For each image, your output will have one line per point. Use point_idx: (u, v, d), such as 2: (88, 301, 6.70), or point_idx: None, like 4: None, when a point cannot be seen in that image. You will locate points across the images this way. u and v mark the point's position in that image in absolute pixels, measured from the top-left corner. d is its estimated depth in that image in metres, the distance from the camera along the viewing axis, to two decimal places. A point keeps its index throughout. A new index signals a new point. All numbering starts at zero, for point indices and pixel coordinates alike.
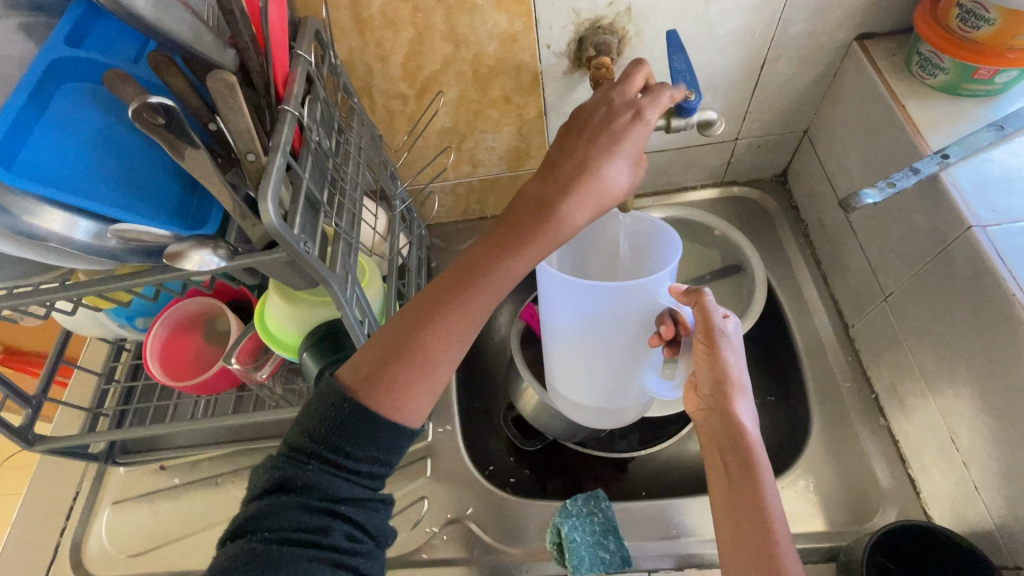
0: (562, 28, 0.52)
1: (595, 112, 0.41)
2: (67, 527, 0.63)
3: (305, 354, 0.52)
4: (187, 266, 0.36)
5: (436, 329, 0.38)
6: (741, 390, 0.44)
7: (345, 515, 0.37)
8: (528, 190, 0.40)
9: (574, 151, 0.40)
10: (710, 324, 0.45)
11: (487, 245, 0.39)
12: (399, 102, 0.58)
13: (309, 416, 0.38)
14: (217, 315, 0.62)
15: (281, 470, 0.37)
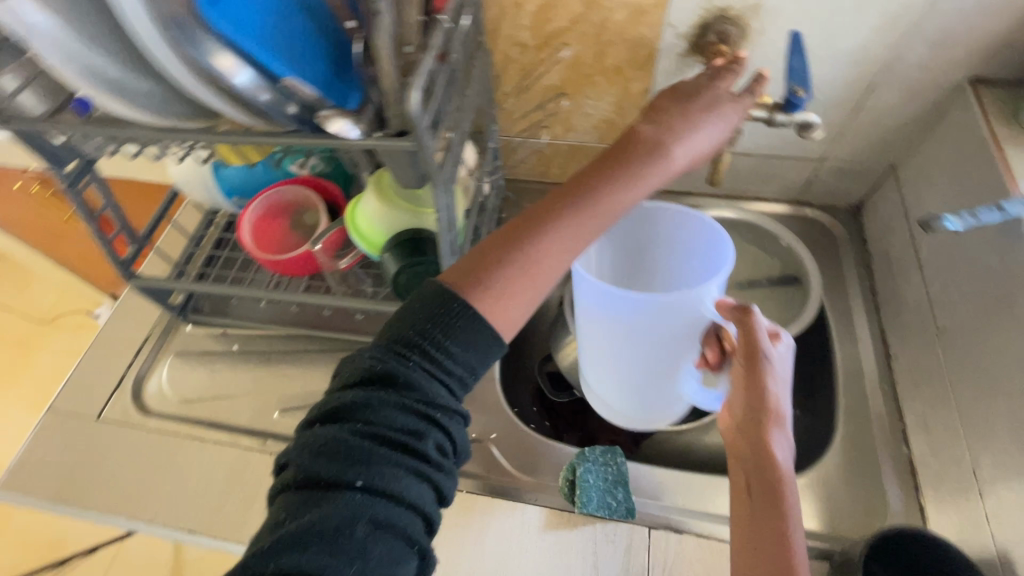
0: (690, 11, 0.54)
1: (691, 93, 0.49)
2: (133, 366, 0.69)
3: (387, 254, 0.56)
4: (330, 128, 0.42)
5: (535, 252, 0.42)
6: (779, 427, 0.45)
7: (436, 423, 0.38)
8: (632, 144, 0.46)
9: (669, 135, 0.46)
10: (754, 348, 0.45)
11: (584, 195, 0.44)
12: (518, 50, 0.61)
13: (416, 313, 0.40)
14: (306, 208, 0.67)
15: (382, 364, 0.38)
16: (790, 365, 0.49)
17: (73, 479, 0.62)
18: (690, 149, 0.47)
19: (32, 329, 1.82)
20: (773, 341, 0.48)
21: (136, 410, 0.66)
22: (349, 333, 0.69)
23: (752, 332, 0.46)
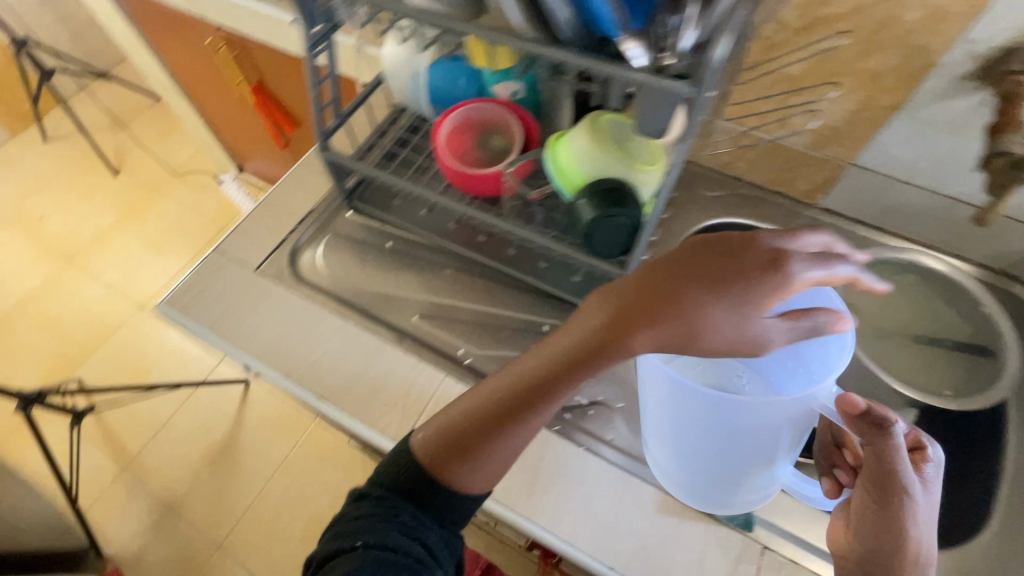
0: (1001, 30, 0.48)
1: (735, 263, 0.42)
2: (294, 232, 0.73)
3: (583, 200, 0.55)
4: (623, 48, 0.41)
5: (494, 437, 0.46)
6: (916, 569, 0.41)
7: (416, 508, 0.47)
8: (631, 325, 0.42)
9: (701, 289, 0.41)
10: (891, 479, 0.41)
11: (576, 347, 0.44)
12: (772, 29, 0.57)
13: (387, 469, 0.49)
14: (498, 134, 0.67)
15: (364, 490, 0.49)
16: (937, 489, 0.43)
17: (228, 317, 0.66)
18: (728, 317, 0.40)
19: (163, 178, 1.98)
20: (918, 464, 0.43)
21: (290, 273, 0.70)
22: (501, 264, 0.69)
23: (888, 459, 0.41)
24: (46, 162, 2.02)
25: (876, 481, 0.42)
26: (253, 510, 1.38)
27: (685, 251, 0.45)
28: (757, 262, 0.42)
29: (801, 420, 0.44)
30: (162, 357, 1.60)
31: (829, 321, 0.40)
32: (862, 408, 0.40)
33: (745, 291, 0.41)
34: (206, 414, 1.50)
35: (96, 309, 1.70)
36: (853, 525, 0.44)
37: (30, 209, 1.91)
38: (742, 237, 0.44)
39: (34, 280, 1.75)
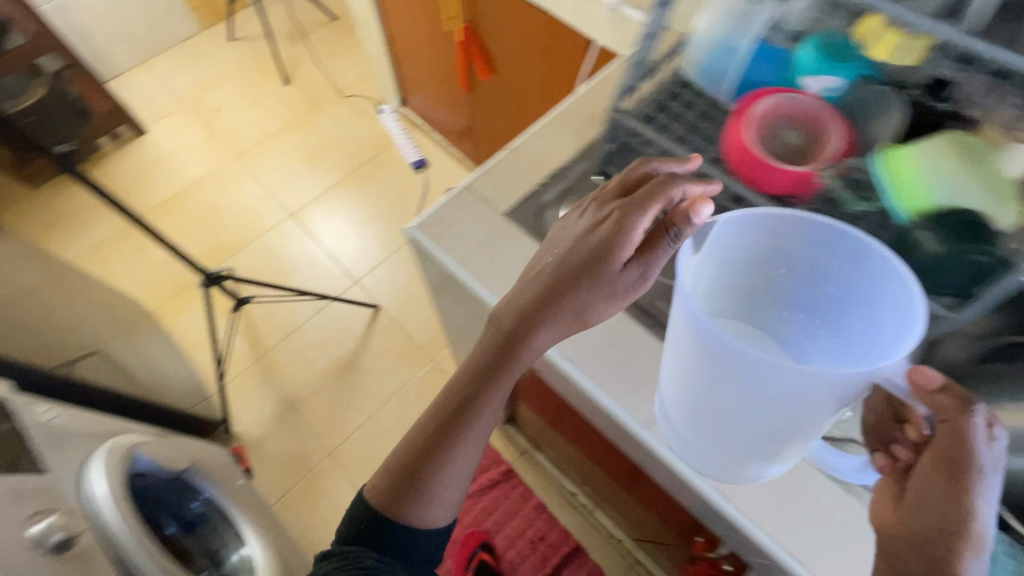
0: None
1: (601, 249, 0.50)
2: (544, 184, 0.72)
3: (924, 234, 0.51)
4: None
5: (441, 457, 0.56)
6: (972, 559, 0.39)
7: (376, 556, 0.57)
8: (522, 332, 0.53)
9: (577, 283, 0.51)
10: (964, 461, 0.39)
11: (488, 370, 0.55)
12: None
13: (353, 522, 0.60)
14: (801, 133, 0.61)
15: (333, 549, 0.60)
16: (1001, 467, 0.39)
17: (476, 255, 0.66)
18: (598, 294, 0.51)
19: (327, 94, 2.04)
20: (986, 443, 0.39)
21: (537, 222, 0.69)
22: None
23: (961, 439, 0.39)
24: (228, 60, 2.15)
25: (942, 464, 0.40)
26: (364, 430, 1.44)
27: (557, 249, 0.54)
28: (599, 240, 0.50)
29: (856, 395, 0.43)
30: (304, 266, 1.69)
31: (681, 228, 0.46)
32: (930, 377, 0.38)
33: (596, 268, 0.50)
34: (336, 329, 1.57)
35: (253, 207, 1.81)
36: (907, 508, 0.43)
37: (209, 100, 2.04)
38: (594, 221, 0.52)
39: (203, 168, 1.88)
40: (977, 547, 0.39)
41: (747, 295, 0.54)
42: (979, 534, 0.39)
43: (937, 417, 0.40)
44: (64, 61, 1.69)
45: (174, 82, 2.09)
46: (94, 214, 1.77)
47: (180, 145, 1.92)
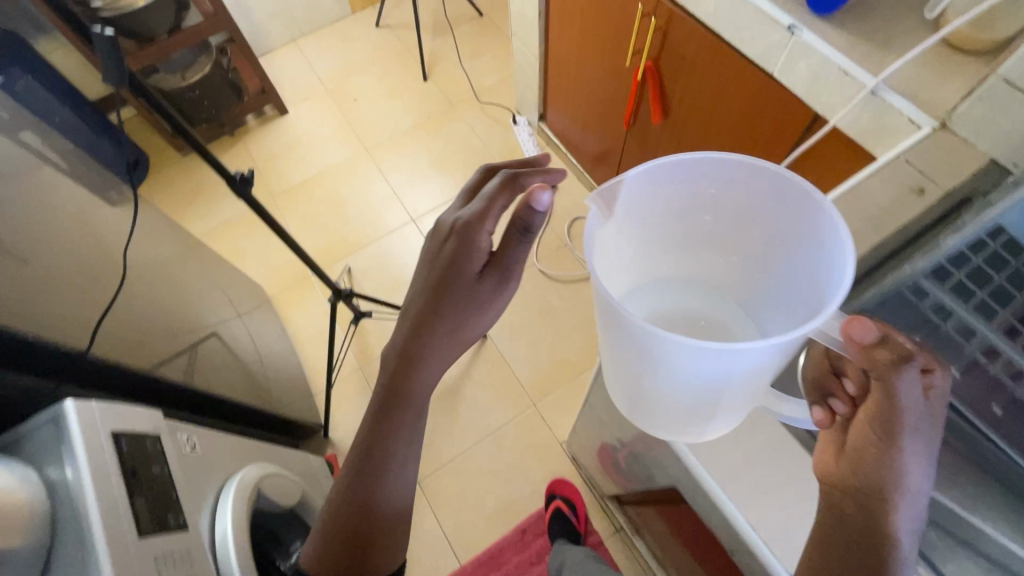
0: None
1: (462, 274, 0.57)
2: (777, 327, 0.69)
3: None
4: None
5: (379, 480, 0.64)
6: (901, 497, 0.51)
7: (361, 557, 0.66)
8: (413, 362, 0.61)
9: (451, 304, 0.58)
10: (892, 406, 0.48)
11: (405, 389, 0.62)
12: None
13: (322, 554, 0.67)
14: None
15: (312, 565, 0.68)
16: (933, 401, 0.49)
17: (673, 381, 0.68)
18: (468, 307, 0.58)
19: (464, 95, 1.98)
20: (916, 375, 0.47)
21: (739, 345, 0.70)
22: None
23: (890, 385, 0.47)
24: (373, 47, 2.14)
25: (884, 418, 0.49)
26: (455, 465, 1.37)
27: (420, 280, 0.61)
28: (451, 260, 0.58)
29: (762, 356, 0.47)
30: None
31: (525, 220, 0.52)
32: (871, 334, 0.42)
33: (461, 293, 0.58)
34: None
35: (377, 206, 1.79)
36: (849, 460, 0.53)
37: (350, 87, 2.04)
38: (440, 244, 0.59)
39: (336, 157, 1.89)
40: (902, 484, 0.51)
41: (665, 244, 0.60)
42: (902, 471, 0.50)
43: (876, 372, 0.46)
44: (226, 36, 1.78)
45: (319, 64, 2.11)
46: (232, 191, 1.83)
47: (317, 131, 1.94)
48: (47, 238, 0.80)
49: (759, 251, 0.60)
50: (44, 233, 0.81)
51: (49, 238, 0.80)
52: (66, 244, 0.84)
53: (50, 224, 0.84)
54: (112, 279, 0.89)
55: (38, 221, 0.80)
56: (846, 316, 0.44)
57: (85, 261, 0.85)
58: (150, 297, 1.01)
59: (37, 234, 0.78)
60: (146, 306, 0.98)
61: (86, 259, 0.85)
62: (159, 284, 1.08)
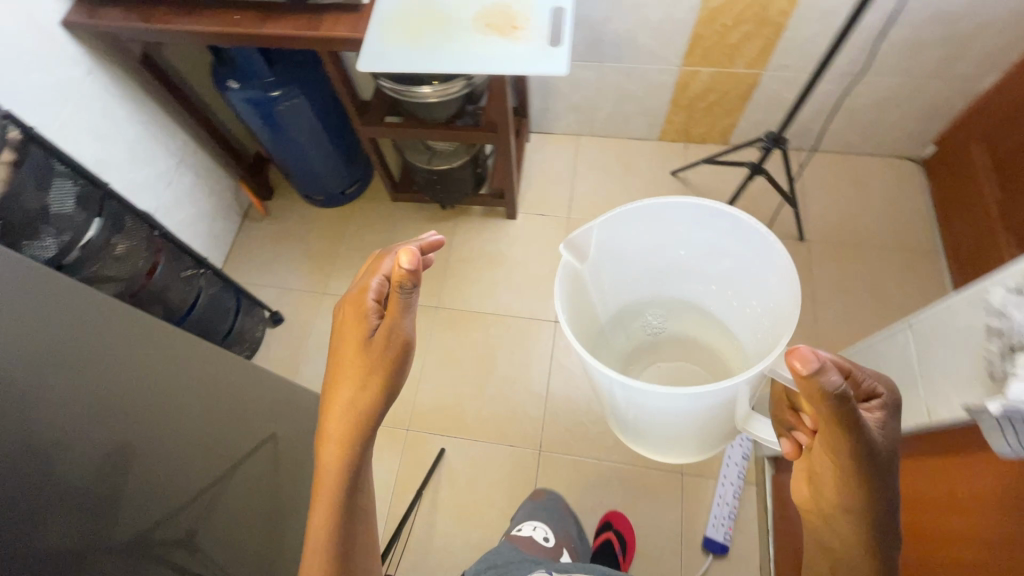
0: None
1: (372, 356, 0.69)
2: None
3: None
4: None
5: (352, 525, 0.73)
6: (878, 522, 0.63)
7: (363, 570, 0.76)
8: (333, 434, 0.70)
9: (378, 368, 0.69)
10: (846, 421, 0.56)
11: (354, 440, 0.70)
12: None
13: None
14: None
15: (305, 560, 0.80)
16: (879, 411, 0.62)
17: None
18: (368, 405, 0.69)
19: None
20: (869, 408, 0.63)
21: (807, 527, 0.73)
22: None
23: (839, 405, 0.55)
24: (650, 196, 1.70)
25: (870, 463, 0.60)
26: None
27: (336, 360, 0.71)
28: (353, 333, 0.70)
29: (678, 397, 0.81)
30: (497, 522, 1.32)
31: (411, 287, 0.64)
32: (815, 364, 0.52)
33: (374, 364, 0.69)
34: None
35: (519, 400, 1.45)
36: (820, 469, 0.65)
37: None
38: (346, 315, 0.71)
39: (523, 307, 1.57)
40: (879, 511, 0.62)
41: (648, 275, 1.08)
42: (874, 494, 0.62)
43: (812, 398, 0.56)
44: (489, 147, 1.54)
45: (581, 179, 1.75)
46: None
47: (526, 262, 1.63)
48: (149, 435, 0.78)
49: (721, 275, 1.03)
50: (103, 394, 0.73)
51: (102, 396, 0.72)
52: (169, 448, 0.81)
53: (156, 393, 0.82)
54: (204, 473, 0.88)
55: (104, 372, 0.74)
56: (789, 348, 0.54)
57: (125, 431, 0.74)
58: (228, 436, 0.96)
59: (88, 401, 0.70)
60: (203, 464, 0.88)
61: (140, 419, 0.77)
62: (243, 411, 1.02)
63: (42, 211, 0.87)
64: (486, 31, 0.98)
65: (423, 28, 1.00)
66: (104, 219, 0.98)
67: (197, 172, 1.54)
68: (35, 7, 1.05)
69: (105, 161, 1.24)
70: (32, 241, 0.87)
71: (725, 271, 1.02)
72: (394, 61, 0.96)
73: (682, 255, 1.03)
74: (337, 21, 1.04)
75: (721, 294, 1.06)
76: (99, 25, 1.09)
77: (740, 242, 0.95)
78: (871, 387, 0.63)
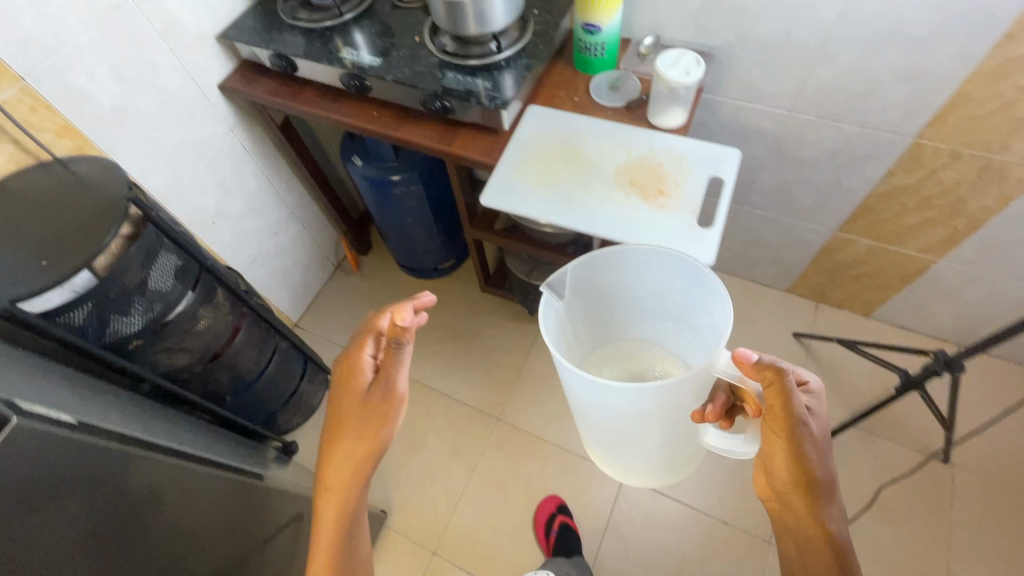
0: None
1: (369, 409, 0.75)
2: None
3: None
4: None
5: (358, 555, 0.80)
6: (815, 485, 0.68)
7: None
8: (340, 480, 0.76)
9: (372, 421, 0.75)
10: (788, 402, 0.63)
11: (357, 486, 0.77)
12: None
13: None
14: None
15: None
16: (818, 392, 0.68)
17: None
18: (368, 454, 0.76)
19: None
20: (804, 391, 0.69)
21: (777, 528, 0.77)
22: None
23: (783, 386, 0.63)
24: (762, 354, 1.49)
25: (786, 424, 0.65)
26: None
27: (336, 408, 0.77)
28: (353, 387, 0.75)
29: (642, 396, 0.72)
30: None
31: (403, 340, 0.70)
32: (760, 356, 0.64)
33: (372, 412, 0.75)
34: None
35: None
36: (773, 459, 0.70)
37: None
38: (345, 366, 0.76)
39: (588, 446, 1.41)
40: (822, 477, 0.68)
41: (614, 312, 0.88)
42: (815, 462, 0.67)
43: (767, 382, 0.63)
44: None
45: None
46: (475, 373, 1.54)
47: None
48: None
49: (681, 317, 0.83)
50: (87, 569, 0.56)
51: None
52: None
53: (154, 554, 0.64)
54: None
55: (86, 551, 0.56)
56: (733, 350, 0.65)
57: None
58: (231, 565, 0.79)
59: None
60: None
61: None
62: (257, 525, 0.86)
63: (140, 286, 0.85)
64: (628, 189, 0.88)
65: (560, 171, 0.92)
66: (197, 293, 0.97)
67: (304, 222, 1.56)
68: (200, 71, 1.09)
69: (222, 212, 1.27)
70: (122, 316, 0.85)
71: (682, 311, 0.82)
72: (521, 203, 0.89)
73: (642, 296, 0.84)
74: (472, 139, 0.98)
75: (686, 340, 0.85)
76: (251, 94, 1.12)
77: (696, 290, 0.76)
78: (801, 377, 0.69)
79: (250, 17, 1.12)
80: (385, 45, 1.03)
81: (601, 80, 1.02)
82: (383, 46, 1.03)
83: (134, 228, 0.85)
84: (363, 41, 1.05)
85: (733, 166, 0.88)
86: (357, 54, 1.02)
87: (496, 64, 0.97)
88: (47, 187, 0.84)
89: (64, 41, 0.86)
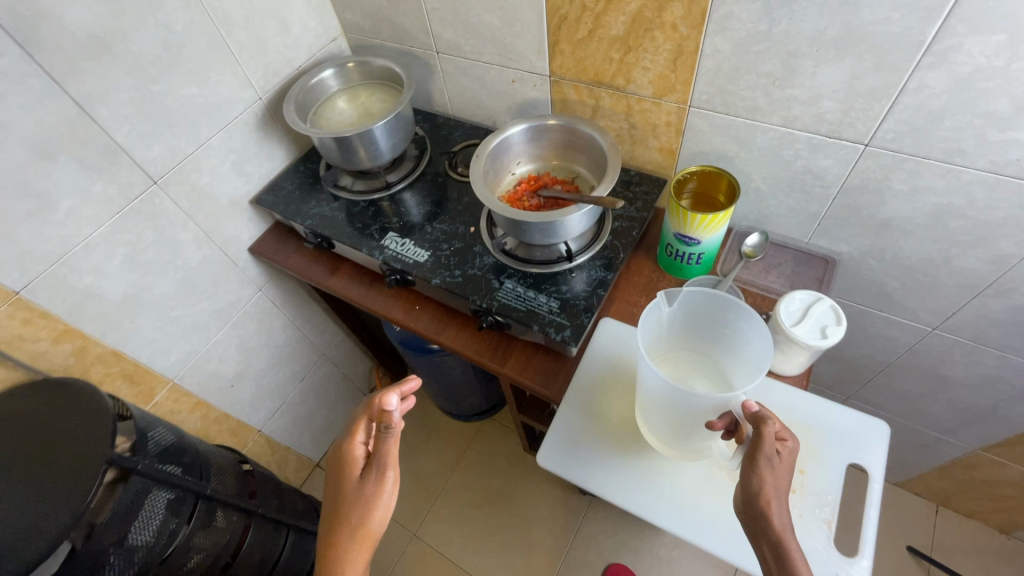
0: None
1: (361, 492, 0.61)
2: None
3: None
4: None
5: None
6: (776, 509, 0.53)
7: None
8: None
9: (363, 508, 0.60)
10: (760, 441, 0.54)
11: None
12: None
13: None
14: None
15: None
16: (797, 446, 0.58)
17: None
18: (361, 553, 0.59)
19: None
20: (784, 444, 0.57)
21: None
22: None
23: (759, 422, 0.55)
24: None
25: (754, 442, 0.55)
26: None
27: (327, 496, 0.63)
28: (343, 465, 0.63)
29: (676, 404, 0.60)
30: None
31: (388, 417, 0.60)
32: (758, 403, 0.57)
33: (363, 492, 0.61)
34: None
35: None
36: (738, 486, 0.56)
37: None
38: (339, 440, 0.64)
39: None
40: (774, 506, 0.53)
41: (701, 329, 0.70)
42: (769, 493, 0.53)
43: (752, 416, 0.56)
44: None
45: None
46: (511, 555, 1.32)
47: None
48: None
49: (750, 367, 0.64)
50: None
51: None
52: None
53: None
54: None
55: None
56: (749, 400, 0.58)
57: None
58: None
59: None
60: None
61: None
62: None
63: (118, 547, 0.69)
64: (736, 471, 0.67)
65: None
66: (193, 525, 0.81)
67: (335, 360, 1.42)
68: (230, 239, 0.98)
69: (243, 372, 1.14)
70: None
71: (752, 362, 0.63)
72: (586, 472, 0.69)
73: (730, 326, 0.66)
74: (529, 360, 0.79)
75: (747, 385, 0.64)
76: (282, 266, 0.99)
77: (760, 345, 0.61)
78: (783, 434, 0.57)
79: (288, 180, 1.01)
80: (434, 232, 0.88)
81: (693, 288, 0.82)
82: (433, 232, 0.88)
83: (118, 474, 0.70)
84: (410, 222, 0.91)
85: (880, 454, 0.65)
86: (401, 242, 0.87)
87: (565, 273, 0.79)
88: (34, 417, 0.71)
89: (72, 242, 0.75)
